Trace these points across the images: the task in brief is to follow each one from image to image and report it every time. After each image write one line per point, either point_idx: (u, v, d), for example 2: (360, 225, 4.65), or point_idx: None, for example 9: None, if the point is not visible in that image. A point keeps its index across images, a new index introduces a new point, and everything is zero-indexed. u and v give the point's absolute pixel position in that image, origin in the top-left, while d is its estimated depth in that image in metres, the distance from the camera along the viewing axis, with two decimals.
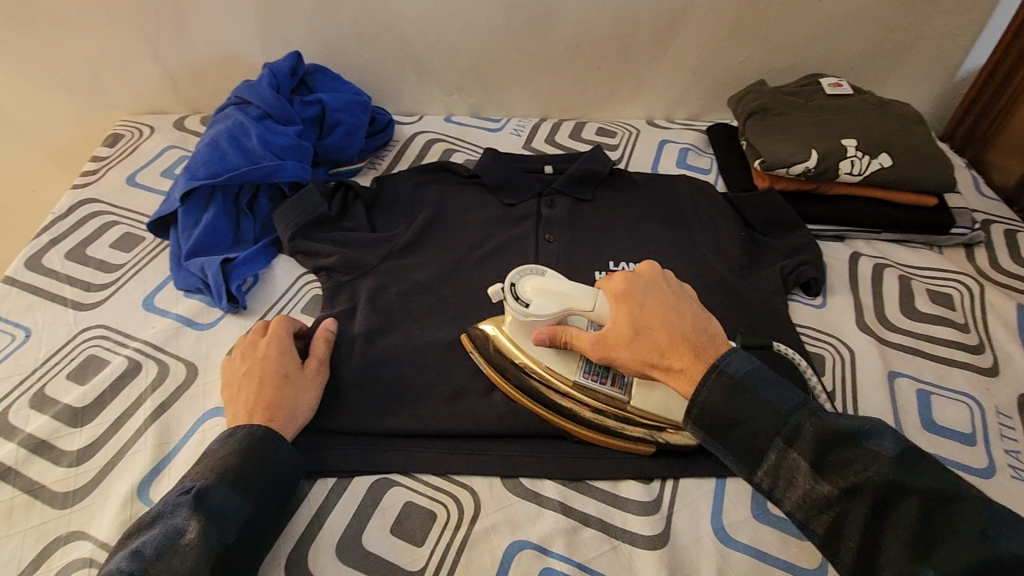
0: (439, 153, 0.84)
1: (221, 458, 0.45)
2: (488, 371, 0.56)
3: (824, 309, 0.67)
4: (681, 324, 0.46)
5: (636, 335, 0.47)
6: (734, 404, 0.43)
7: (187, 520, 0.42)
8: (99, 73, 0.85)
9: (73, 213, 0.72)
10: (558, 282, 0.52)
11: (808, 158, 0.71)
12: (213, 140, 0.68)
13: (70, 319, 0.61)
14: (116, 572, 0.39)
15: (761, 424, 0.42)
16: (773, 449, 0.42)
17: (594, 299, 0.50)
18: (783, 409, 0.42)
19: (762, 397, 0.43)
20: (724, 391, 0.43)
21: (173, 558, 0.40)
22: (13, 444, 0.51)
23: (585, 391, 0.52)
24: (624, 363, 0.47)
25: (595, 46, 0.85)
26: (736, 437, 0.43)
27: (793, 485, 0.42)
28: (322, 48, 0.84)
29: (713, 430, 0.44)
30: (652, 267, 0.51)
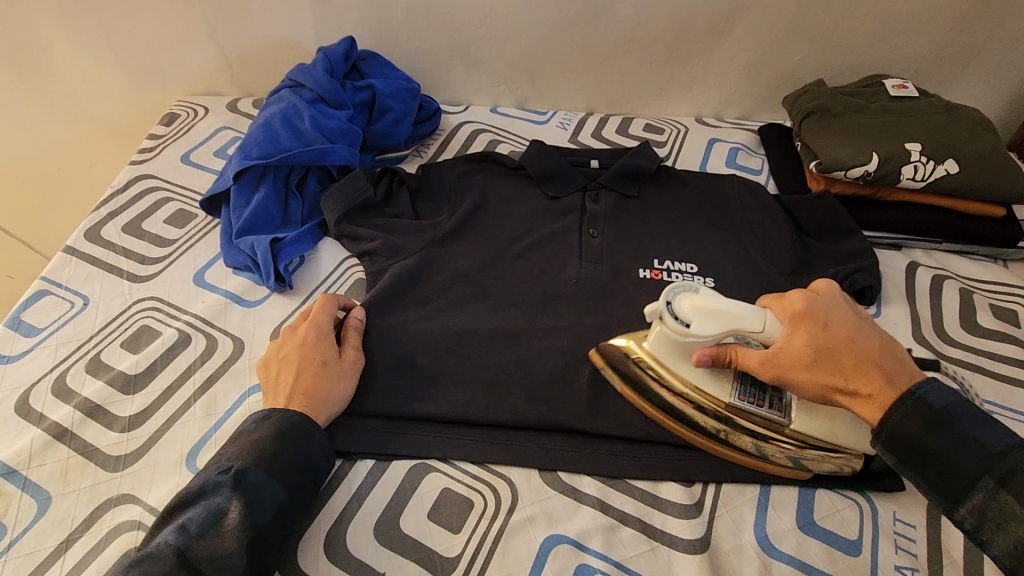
0: (485, 144, 0.84)
1: (259, 441, 0.46)
2: (621, 387, 0.54)
3: (878, 319, 0.65)
4: (870, 348, 0.44)
5: (817, 357, 0.44)
6: (939, 435, 0.41)
7: (228, 500, 0.42)
8: (160, 54, 0.87)
9: (131, 188, 0.74)
10: (718, 300, 0.48)
11: (869, 161, 0.69)
12: (267, 122, 0.69)
13: (125, 289, 0.63)
14: (161, 549, 0.40)
15: (970, 458, 0.40)
16: (983, 486, 0.40)
17: (764, 320, 0.46)
18: (993, 446, 0.40)
19: (972, 431, 0.41)
20: (923, 419, 0.42)
21: (217, 537, 0.41)
22: (70, 407, 0.53)
23: (738, 413, 0.49)
24: (803, 386, 0.45)
25: (648, 41, 0.83)
26: (937, 467, 0.41)
27: (1002, 528, 0.39)
28: (374, 35, 0.84)
29: (914, 460, 0.42)
30: (827, 287, 0.49)
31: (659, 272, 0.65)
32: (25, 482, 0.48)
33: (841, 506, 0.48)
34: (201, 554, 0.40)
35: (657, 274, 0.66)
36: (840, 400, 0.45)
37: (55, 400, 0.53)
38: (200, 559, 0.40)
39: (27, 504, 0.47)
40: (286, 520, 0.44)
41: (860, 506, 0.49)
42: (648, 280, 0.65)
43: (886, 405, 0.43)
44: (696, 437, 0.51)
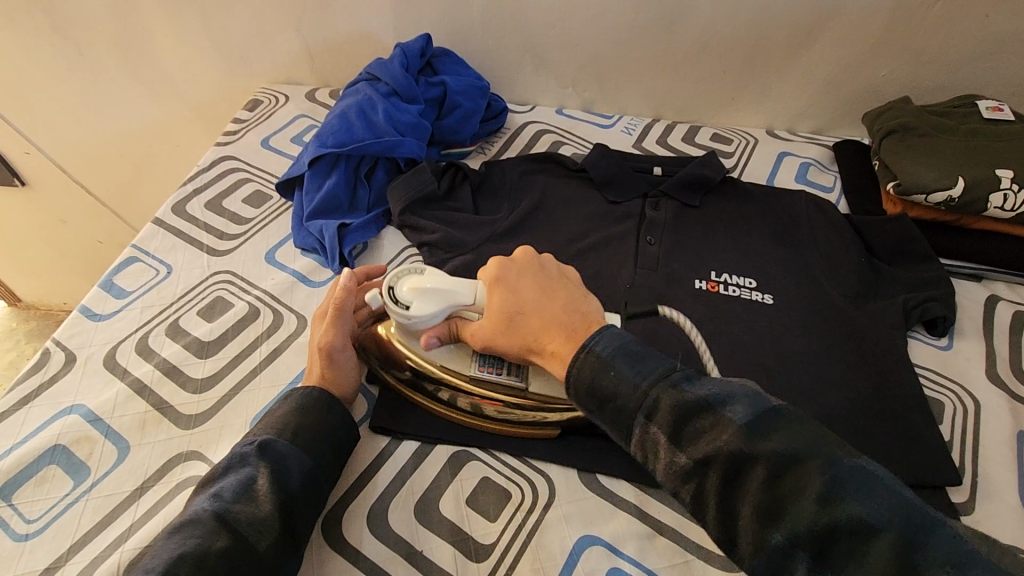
0: (548, 144, 0.84)
1: (282, 416, 0.49)
2: (394, 383, 0.56)
3: (948, 352, 0.61)
4: (554, 307, 0.49)
5: (510, 322, 0.49)
6: (600, 379, 0.43)
7: (257, 467, 0.45)
8: (250, 43, 0.93)
9: (215, 167, 0.80)
10: (435, 278, 0.51)
11: (954, 185, 0.65)
12: (344, 112, 0.72)
13: (204, 262, 0.67)
14: (200, 515, 0.42)
15: (624, 396, 0.42)
16: (637, 424, 0.42)
17: (472, 292, 0.51)
18: (643, 382, 0.42)
19: (626, 373, 0.43)
20: (593, 369, 0.44)
21: (250, 501, 0.43)
22: (150, 365, 0.57)
23: (480, 385, 0.52)
24: (507, 348, 0.49)
25: (723, 49, 0.82)
26: (607, 412, 0.43)
27: (657, 457, 0.41)
28: (449, 32, 0.86)
29: (590, 405, 0.44)
30: (526, 254, 0.53)
31: (716, 285, 0.65)
32: (108, 429, 0.52)
33: None
34: (237, 516, 0.42)
35: (713, 286, 0.65)
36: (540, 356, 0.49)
37: (138, 357, 0.58)
38: (238, 520, 0.42)
39: (108, 450, 0.51)
40: (313, 490, 0.46)
41: None
42: (703, 291, 0.64)
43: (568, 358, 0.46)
44: (474, 424, 0.53)
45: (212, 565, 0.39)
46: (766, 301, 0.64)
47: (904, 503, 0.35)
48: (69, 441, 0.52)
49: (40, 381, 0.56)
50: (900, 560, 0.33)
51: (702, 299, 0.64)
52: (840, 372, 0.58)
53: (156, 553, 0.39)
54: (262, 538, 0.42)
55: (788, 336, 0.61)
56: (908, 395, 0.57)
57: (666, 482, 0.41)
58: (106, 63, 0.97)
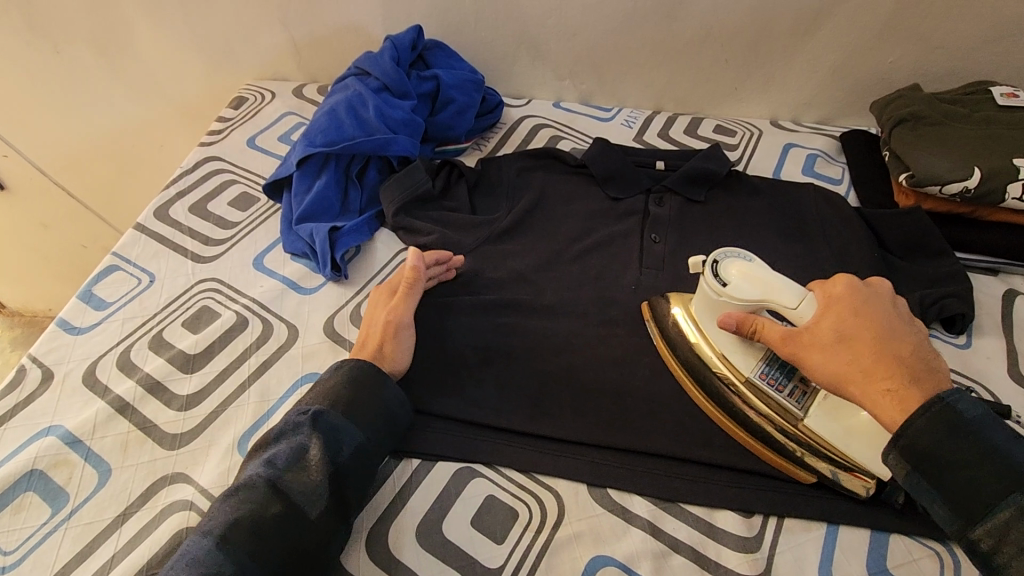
0: (546, 139, 0.81)
1: (333, 387, 0.49)
2: (659, 343, 0.55)
3: (968, 350, 0.59)
4: (897, 341, 0.41)
5: (836, 343, 0.42)
6: (957, 444, 0.37)
7: (309, 438, 0.46)
8: (233, 38, 0.89)
9: (199, 169, 0.76)
10: (766, 271, 0.48)
11: (970, 176, 0.62)
12: (333, 109, 0.69)
13: (189, 269, 0.64)
14: (254, 480, 0.43)
15: (989, 470, 0.36)
16: (1007, 505, 0.35)
17: (801, 297, 0.45)
18: (1022, 464, 0.36)
19: (998, 445, 0.37)
20: (944, 428, 0.37)
21: (303, 470, 0.44)
22: (132, 381, 0.54)
23: (752, 391, 0.49)
24: (818, 369, 0.43)
25: (726, 37, 0.79)
26: (959, 480, 0.37)
27: (1021, 553, 0.35)
28: (441, 24, 0.83)
29: (933, 474, 0.38)
30: (883, 286, 0.46)
31: None
32: (88, 452, 0.49)
33: (918, 554, 0.45)
34: (290, 485, 0.43)
35: None
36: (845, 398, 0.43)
37: (119, 373, 0.55)
38: (291, 489, 0.43)
39: (89, 474, 0.48)
40: (364, 458, 0.47)
41: (942, 557, 0.45)
42: None
43: (905, 408, 0.39)
44: (718, 418, 0.51)
45: (262, 533, 0.41)
46: None
47: None
48: (47, 465, 0.49)
49: (15, 401, 0.53)
50: None
51: None
52: None
53: (212, 518, 0.42)
54: (313, 506, 0.43)
55: None
56: None
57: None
58: (83, 61, 0.93)
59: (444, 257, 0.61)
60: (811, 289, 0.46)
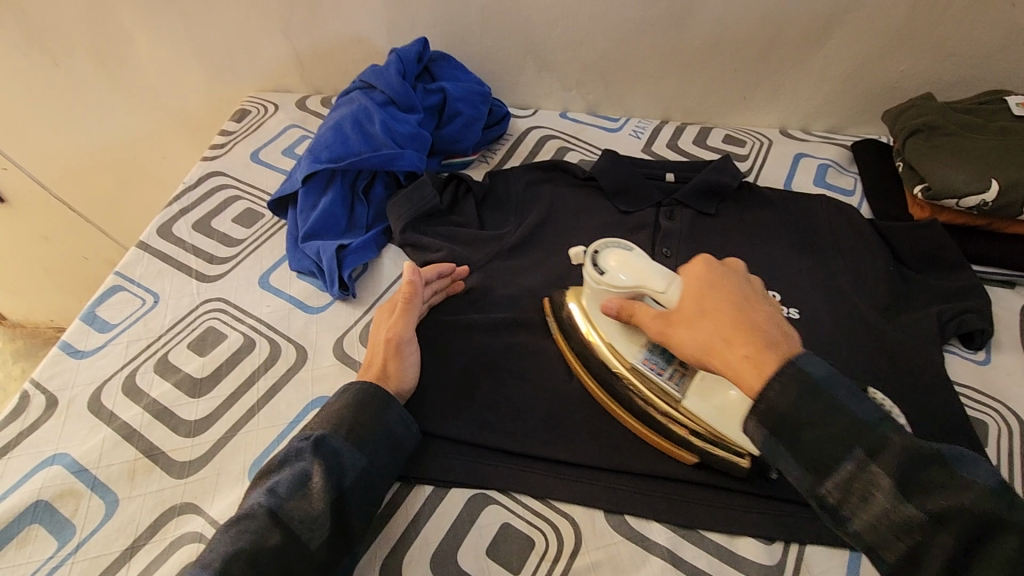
0: (554, 150, 0.80)
1: (337, 410, 0.48)
2: (557, 334, 0.56)
3: (987, 367, 0.58)
4: (751, 310, 0.42)
5: (699, 316, 0.43)
6: (808, 405, 0.37)
7: (312, 464, 0.44)
8: (235, 50, 0.88)
9: (202, 185, 0.75)
10: (643, 259, 0.49)
11: (987, 189, 0.62)
12: (338, 124, 0.68)
13: (194, 289, 0.63)
14: (255, 509, 0.42)
15: (838, 429, 0.36)
16: (852, 460, 0.36)
17: (668, 282, 0.46)
18: (864, 421, 0.36)
19: (846, 405, 0.36)
20: (797, 391, 0.37)
21: (306, 498, 0.43)
22: (139, 407, 0.53)
23: (638, 376, 0.49)
24: (686, 343, 0.43)
25: (734, 46, 0.78)
26: (810, 441, 0.37)
27: (868, 504, 0.36)
28: (446, 35, 0.82)
29: (784, 434, 0.37)
30: (738, 264, 0.47)
31: None
32: (95, 481, 0.48)
33: None
34: (293, 514, 0.42)
35: None
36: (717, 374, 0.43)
37: (125, 399, 0.54)
38: (293, 518, 0.42)
39: (96, 505, 0.47)
40: (367, 484, 0.45)
41: None
42: None
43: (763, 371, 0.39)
44: (612, 406, 0.51)
45: (262, 565, 0.40)
46: (792, 316, 0.60)
47: None
48: (52, 496, 0.47)
49: (19, 429, 0.52)
50: None
51: None
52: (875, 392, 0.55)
53: (213, 549, 0.41)
54: (315, 535, 0.42)
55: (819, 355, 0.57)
56: (949, 417, 0.53)
57: (864, 527, 0.36)
58: (84, 75, 0.92)
59: (445, 268, 0.59)
60: (678, 272, 0.48)
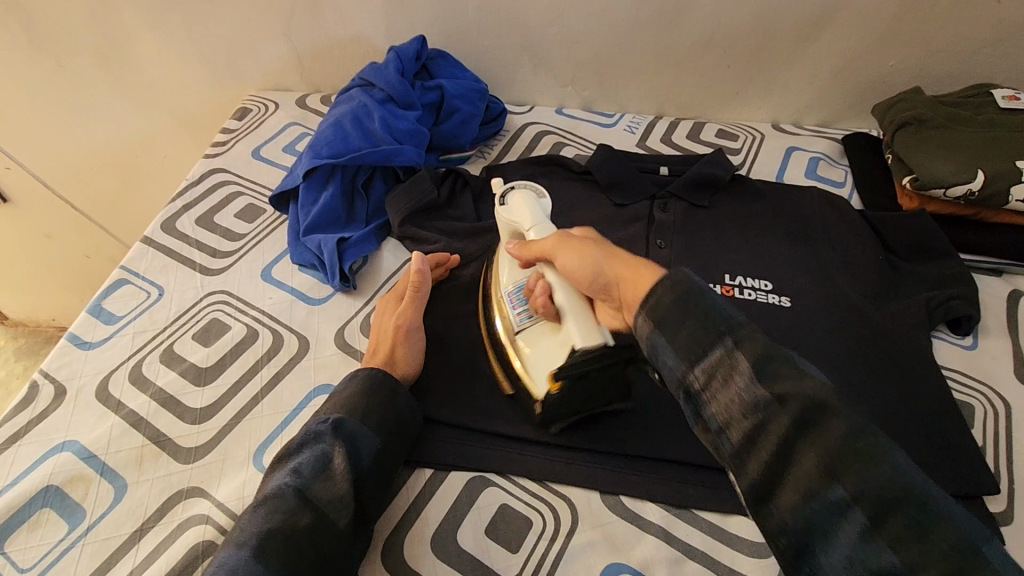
0: (550, 146, 0.82)
1: (349, 397, 0.50)
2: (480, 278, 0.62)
3: (974, 351, 0.60)
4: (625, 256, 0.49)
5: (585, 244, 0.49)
6: (686, 305, 0.41)
7: (332, 446, 0.46)
8: (236, 50, 0.90)
9: (205, 181, 0.77)
10: (540, 209, 0.55)
11: (974, 179, 0.63)
12: (338, 120, 0.69)
13: (198, 282, 0.64)
14: (280, 489, 0.43)
15: (710, 323, 0.40)
16: (719, 347, 0.39)
17: (545, 228, 0.53)
18: (731, 322, 0.39)
19: (715, 307, 0.40)
20: (678, 294, 0.41)
21: (328, 477, 0.44)
22: (146, 396, 0.54)
23: (503, 303, 0.54)
24: (570, 260, 0.49)
25: (726, 42, 0.79)
26: (685, 332, 0.40)
27: (725, 387, 0.38)
28: (443, 33, 0.84)
29: (664, 325, 0.41)
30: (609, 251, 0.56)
31: (731, 289, 0.63)
32: (104, 466, 0.50)
33: None
34: (317, 493, 0.43)
35: (728, 290, 0.63)
36: (598, 288, 0.47)
37: (132, 388, 0.55)
38: (318, 496, 0.43)
39: (105, 490, 0.48)
40: (381, 466, 0.47)
41: None
42: (717, 296, 0.62)
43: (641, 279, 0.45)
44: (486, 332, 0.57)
45: (288, 541, 0.40)
46: (783, 304, 0.62)
47: (966, 514, 0.31)
48: (62, 481, 0.49)
49: (29, 417, 0.53)
50: (962, 547, 0.30)
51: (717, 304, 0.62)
52: (864, 376, 0.56)
53: (244, 530, 0.41)
54: (340, 515, 0.43)
55: (810, 341, 0.59)
56: (936, 400, 0.55)
57: (718, 412, 0.38)
58: (86, 75, 0.94)
59: (443, 257, 0.62)
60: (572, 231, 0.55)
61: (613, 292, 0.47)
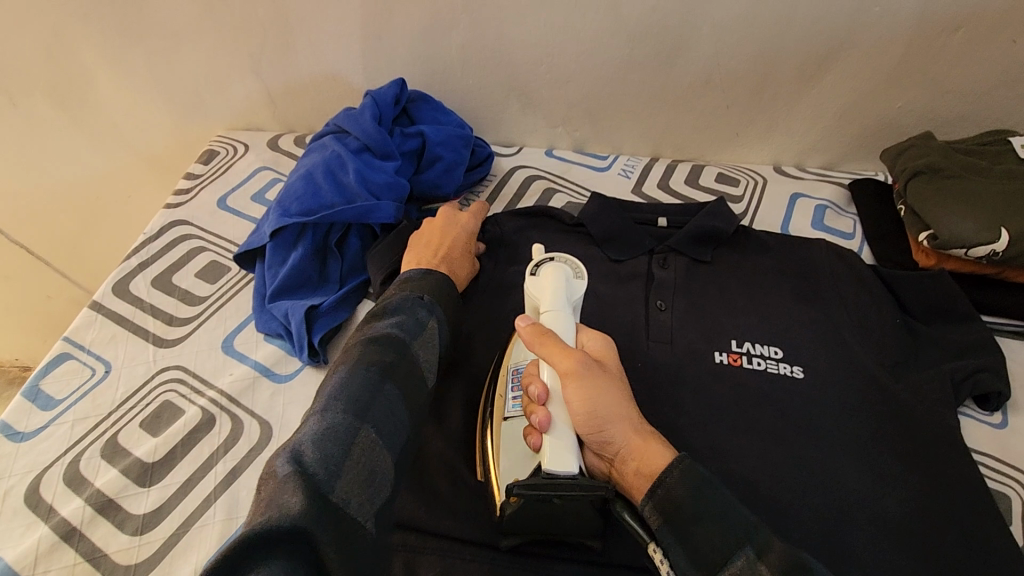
0: (539, 192, 0.77)
1: (438, 282, 0.53)
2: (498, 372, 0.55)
3: (1005, 431, 0.55)
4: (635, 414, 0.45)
5: (598, 383, 0.44)
6: (703, 502, 0.40)
7: (428, 318, 0.50)
8: (203, 89, 0.84)
9: (164, 235, 0.70)
10: (567, 303, 0.48)
11: (998, 239, 0.59)
12: (309, 173, 0.64)
13: (150, 356, 0.58)
14: (390, 336, 0.46)
15: (732, 525, 0.38)
16: (742, 555, 0.37)
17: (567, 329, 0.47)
18: (744, 530, 0.38)
19: (733, 508, 0.39)
20: (693, 486, 0.40)
21: (427, 340, 0.48)
22: (80, 500, 0.48)
23: (503, 384, 0.49)
24: (577, 403, 0.43)
25: (726, 84, 0.75)
26: (702, 532, 0.39)
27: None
28: (425, 72, 0.78)
29: (680, 523, 0.39)
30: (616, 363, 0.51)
31: (739, 358, 0.57)
32: None
33: None
34: (418, 350, 0.47)
35: (735, 360, 0.57)
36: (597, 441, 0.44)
37: (66, 491, 0.48)
38: (418, 352, 0.47)
39: None
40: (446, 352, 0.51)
41: None
42: (725, 367, 0.57)
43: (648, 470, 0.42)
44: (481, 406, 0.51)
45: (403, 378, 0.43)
46: (796, 375, 0.56)
47: None
48: None
49: None
50: None
51: (725, 377, 0.56)
52: (888, 463, 0.51)
53: (360, 360, 0.43)
54: (431, 374, 0.47)
55: (827, 421, 0.53)
56: (969, 491, 0.49)
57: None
58: (40, 113, 0.87)
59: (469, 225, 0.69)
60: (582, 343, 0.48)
61: (610, 450, 0.44)
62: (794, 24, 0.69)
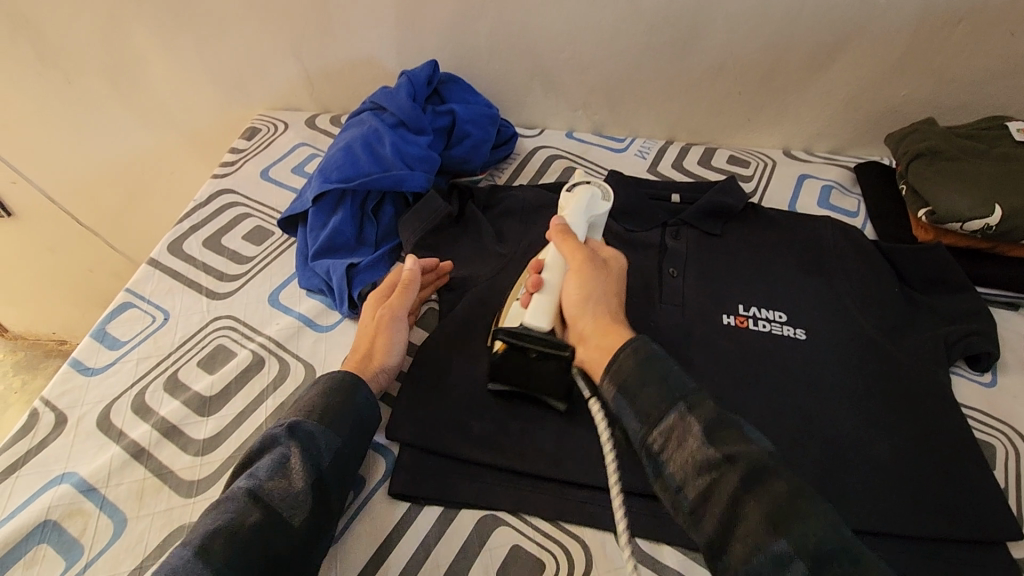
0: (560, 170, 0.81)
1: (312, 398, 0.50)
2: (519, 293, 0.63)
3: (994, 389, 0.59)
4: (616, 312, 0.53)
5: (594, 277, 0.54)
6: (648, 371, 0.46)
7: (288, 448, 0.46)
8: (246, 70, 0.90)
9: (212, 202, 0.76)
10: (581, 217, 0.60)
11: (991, 214, 0.62)
12: (348, 145, 0.69)
13: (204, 307, 0.63)
14: (237, 492, 0.43)
15: (669, 386, 0.45)
16: (676, 409, 0.43)
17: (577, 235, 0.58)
18: (680, 391, 0.44)
19: (672, 373, 0.46)
20: (640, 359, 0.47)
21: (284, 476, 0.45)
22: (148, 425, 0.53)
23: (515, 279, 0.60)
24: (573, 285, 0.54)
25: (738, 71, 0.79)
26: (645, 392, 0.45)
27: (680, 449, 0.42)
28: (455, 57, 0.84)
29: (628, 387, 0.46)
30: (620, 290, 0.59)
31: (745, 320, 0.61)
32: (103, 500, 0.48)
33: None
34: (271, 494, 0.44)
35: (742, 321, 0.62)
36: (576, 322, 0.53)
37: (134, 417, 0.54)
38: (271, 496, 0.43)
39: (104, 525, 0.47)
40: (342, 465, 0.48)
41: None
42: (732, 328, 0.61)
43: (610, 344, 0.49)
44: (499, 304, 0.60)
45: (242, 538, 0.41)
46: (798, 336, 0.60)
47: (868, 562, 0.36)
48: (60, 515, 0.47)
49: (28, 447, 0.52)
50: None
51: (732, 336, 0.61)
52: (882, 414, 0.55)
53: (198, 530, 0.41)
54: (298, 511, 0.43)
55: (827, 376, 0.58)
56: (956, 440, 0.53)
57: (676, 474, 0.42)
58: (95, 92, 0.93)
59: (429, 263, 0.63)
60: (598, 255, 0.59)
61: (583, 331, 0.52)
62: (804, 14, 0.73)
